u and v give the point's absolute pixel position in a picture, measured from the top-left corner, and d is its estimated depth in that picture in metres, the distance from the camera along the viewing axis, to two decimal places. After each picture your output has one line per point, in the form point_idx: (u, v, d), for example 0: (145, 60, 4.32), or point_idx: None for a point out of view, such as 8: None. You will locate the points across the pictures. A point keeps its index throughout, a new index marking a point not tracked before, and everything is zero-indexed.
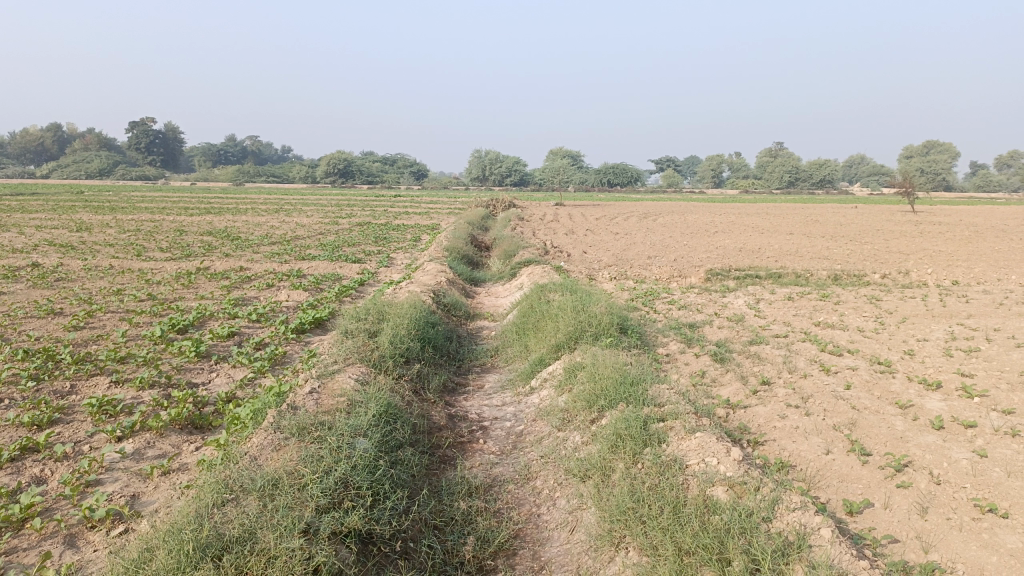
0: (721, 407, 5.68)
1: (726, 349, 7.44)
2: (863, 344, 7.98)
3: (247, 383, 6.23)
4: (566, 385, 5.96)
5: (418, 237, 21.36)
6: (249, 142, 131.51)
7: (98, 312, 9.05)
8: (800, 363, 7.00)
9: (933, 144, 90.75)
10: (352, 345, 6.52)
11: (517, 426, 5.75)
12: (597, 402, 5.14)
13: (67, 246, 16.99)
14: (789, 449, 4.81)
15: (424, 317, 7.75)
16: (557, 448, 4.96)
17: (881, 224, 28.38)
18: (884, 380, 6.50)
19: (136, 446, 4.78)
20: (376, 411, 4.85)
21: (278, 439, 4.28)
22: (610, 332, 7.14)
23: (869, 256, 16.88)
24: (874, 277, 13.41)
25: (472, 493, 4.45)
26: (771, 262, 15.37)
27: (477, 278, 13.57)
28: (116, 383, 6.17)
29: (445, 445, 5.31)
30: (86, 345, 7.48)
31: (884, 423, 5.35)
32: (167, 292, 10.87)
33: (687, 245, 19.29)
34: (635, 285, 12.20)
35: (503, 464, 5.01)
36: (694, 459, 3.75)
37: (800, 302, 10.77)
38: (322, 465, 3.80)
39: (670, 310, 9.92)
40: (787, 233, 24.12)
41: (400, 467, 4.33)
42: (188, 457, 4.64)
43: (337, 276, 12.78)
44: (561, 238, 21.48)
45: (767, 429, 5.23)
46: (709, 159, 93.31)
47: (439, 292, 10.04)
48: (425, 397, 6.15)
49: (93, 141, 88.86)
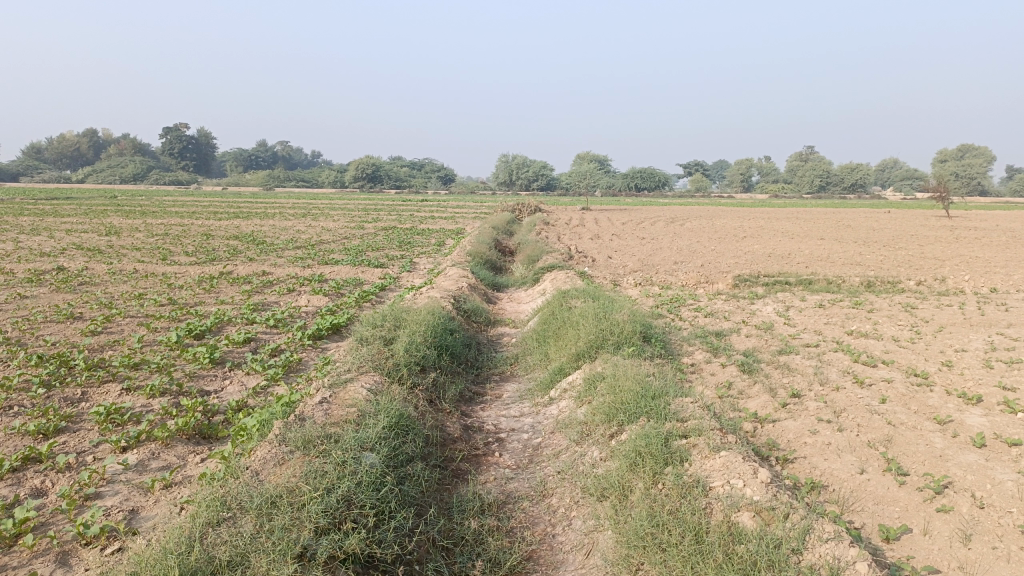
0: (749, 421, 5.42)
1: (754, 359, 7.17)
2: (898, 354, 7.67)
3: (259, 392, 6.10)
4: (585, 396, 5.74)
5: (442, 241, 21.26)
6: (280, 147, 132.96)
7: (117, 317, 9.00)
8: (832, 374, 6.71)
9: (968, 147, 89.01)
10: (367, 352, 6.35)
11: (535, 439, 5.54)
12: (617, 415, 4.91)
13: (94, 250, 17.11)
14: (821, 468, 4.56)
15: (443, 324, 7.57)
16: (574, 464, 4.74)
17: (915, 229, 27.73)
18: (921, 394, 6.19)
19: (140, 458, 4.64)
20: (386, 422, 4.67)
21: (282, 453, 4.11)
22: (633, 340, 6.90)
23: (903, 262, 16.44)
24: (909, 284, 13.00)
25: (484, 511, 4.24)
26: (802, 268, 14.99)
27: (500, 283, 13.38)
28: (127, 390, 6.06)
29: (459, 458, 5.12)
30: (101, 351, 7.41)
31: (922, 440, 5.07)
32: (188, 296, 10.83)
33: (715, 251, 18.94)
34: (660, 291, 11.94)
35: (518, 479, 4.80)
36: (718, 481, 3.51)
37: (831, 309, 10.43)
38: (325, 482, 3.62)
39: (696, 317, 9.65)
40: (818, 238, 23.61)
41: (409, 483, 4.15)
42: (193, 469, 4.50)
43: (359, 281, 12.66)
44: (587, 243, 21.23)
45: (797, 446, 4.97)
46: (738, 163, 92.37)
47: (459, 297, 9.87)
48: (440, 407, 5.97)
49: (128, 147, 90.57)
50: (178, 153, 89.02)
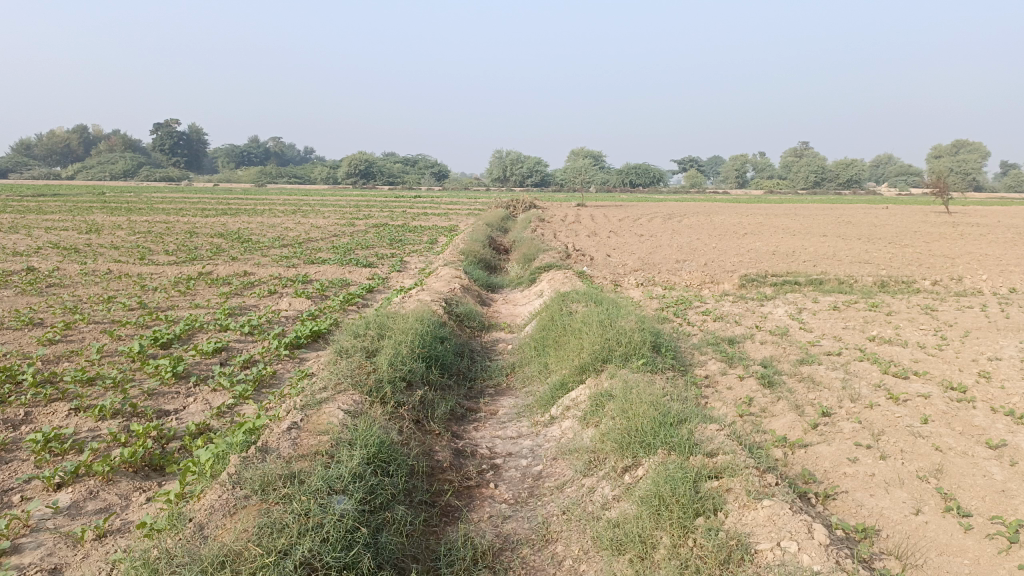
0: (777, 447, 4.79)
1: (775, 371, 6.50)
2: (929, 364, 7.02)
3: (224, 412, 5.43)
4: (591, 419, 5.09)
5: (434, 239, 20.59)
6: (273, 143, 131.95)
7: (80, 324, 8.29)
8: (863, 388, 6.06)
9: (962, 143, 88.48)
10: (345, 367, 5.66)
11: (535, 466, 4.89)
12: (632, 445, 4.24)
13: (71, 249, 16.36)
14: (869, 508, 3.94)
15: (432, 332, 6.90)
16: (581, 502, 4.08)
17: (916, 225, 27.06)
18: (965, 412, 5.55)
19: (73, 498, 3.96)
20: (363, 455, 4.00)
21: (235, 499, 3.44)
22: (642, 352, 6.22)
23: (912, 260, 15.84)
24: (924, 284, 12.36)
25: (477, 562, 3.59)
26: (810, 267, 14.33)
27: (493, 284, 12.73)
28: (76, 411, 5.38)
29: (449, 492, 4.47)
30: (56, 363, 6.72)
31: (979, 469, 4.43)
32: (160, 299, 10.12)
33: (717, 248, 18.26)
34: (664, 292, 11.29)
35: (517, 519, 4.14)
36: (766, 543, 2.88)
37: (848, 312, 9.78)
38: (282, 543, 2.98)
39: (705, 322, 8.98)
40: (820, 235, 22.86)
41: (388, 533, 3.49)
42: (134, 515, 3.83)
43: (346, 283, 11.96)
44: (584, 240, 20.58)
45: (836, 478, 4.34)
46: (734, 159, 91.79)
47: (451, 301, 9.20)
48: (428, 429, 5.33)
49: (118, 143, 89.66)
50: (170, 150, 88.00)
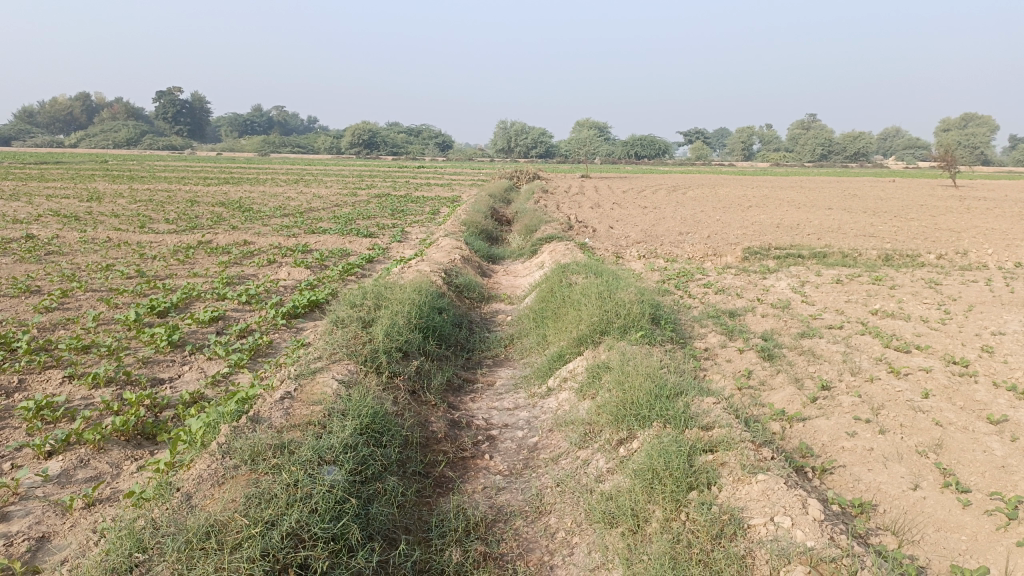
0: (775, 420, 4.74)
1: (775, 343, 6.44)
2: (932, 338, 6.95)
3: (219, 381, 5.40)
4: (588, 391, 5.04)
5: (436, 209, 20.46)
6: (276, 111, 131.21)
7: (76, 292, 8.24)
8: (864, 362, 5.99)
9: (971, 116, 87.50)
10: (341, 337, 5.61)
11: (530, 438, 4.86)
12: (628, 417, 4.19)
13: (72, 217, 16.27)
14: (867, 483, 3.90)
15: (430, 302, 6.84)
16: (575, 474, 4.04)
17: (923, 199, 26.80)
18: (967, 386, 5.49)
19: (64, 467, 3.94)
20: (356, 426, 3.96)
21: (223, 468, 3.40)
22: (641, 324, 6.16)
23: (917, 234, 15.69)
24: (929, 258, 12.24)
25: (469, 532, 3.56)
26: (814, 240, 14.20)
27: (495, 255, 12.64)
28: (70, 378, 5.35)
29: (443, 463, 4.44)
30: (51, 331, 6.69)
31: (979, 445, 4.38)
32: (159, 268, 10.07)
33: (721, 221, 18.12)
34: (666, 264, 11.20)
35: (510, 491, 4.10)
36: (759, 518, 2.84)
37: (851, 286, 9.69)
38: (269, 514, 2.95)
39: (706, 294, 8.91)
40: (825, 208, 22.66)
41: (379, 504, 3.46)
42: (124, 483, 3.80)
43: (345, 253, 11.88)
44: (587, 212, 20.42)
45: (833, 453, 4.30)
46: (740, 130, 90.96)
47: (450, 271, 9.13)
48: (424, 400, 5.29)
49: (121, 111, 89.19)
50: (173, 118, 87.50)
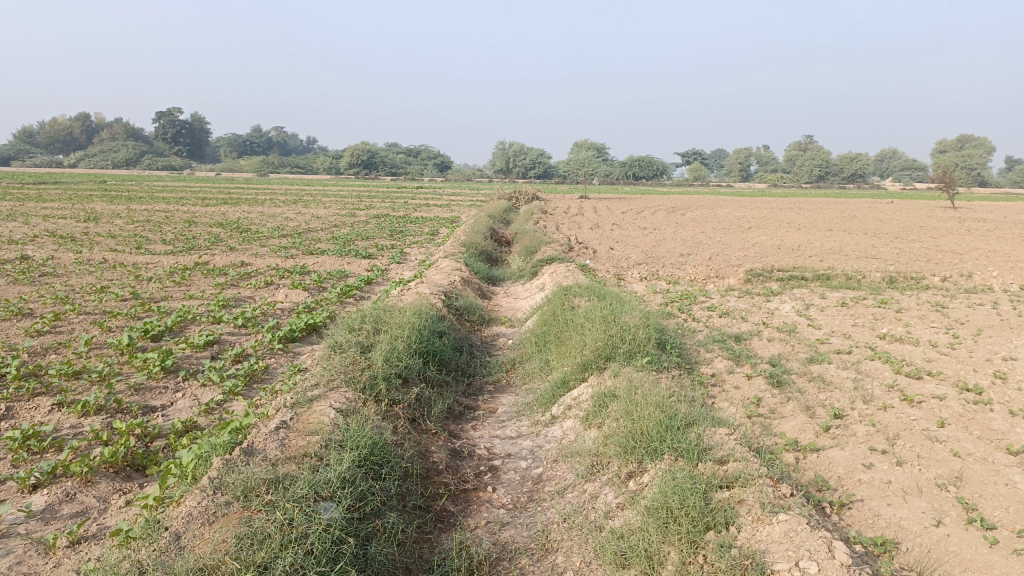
0: (788, 451, 4.57)
1: (784, 369, 6.29)
2: (943, 364, 6.80)
3: (213, 409, 5.23)
4: (594, 419, 4.88)
5: (436, 230, 20.36)
6: (276, 131, 131.66)
7: (69, 315, 8.08)
8: (875, 389, 5.84)
9: (967, 138, 87.87)
10: (338, 363, 5.45)
11: (534, 469, 4.69)
12: (637, 449, 4.03)
13: (69, 238, 16.15)
14: (887, 519, 3.74)
15: (430, 326, 6.68)
16: (583, 510, 3.88)
17: (923, 220, 26.74)
18: (982, 415, 5.33)
19: (48, 501, 3.76)
20: (354, 458, 3.80)
21: (214, 506, 3.23)
22: (647, 349, 6.01)
23: (920, 256, 15.58)
24: (933, 281, 12.12)
25: (472, 572, 3.40)
26: (816, 262, 14.08)
27: (494, 276, 12.51)
28: (58, 406, 5.18)
29: (445, 497, 4.27)
30: (42, 355, 6.52)
31: (1000, 477, 4.22)
32: (154, 290, 9.92)
33: (722, 242, 18.02)
34: (668, 286, 11.07)
35: (515, 526, 3.93)
36: (782, 562, 2.68)
37: (856, 309, 9.55)
38: (262, 558, 2.79)
39: (711, 318, 8.76)
40: (825, 229, 22.57)
41: (377, 543, 3.30)
42: (111, 519, 3.63)
43: (344, 274, 11.74)
44: (587, 233, 20.32)
45: (850, 485, 4.14)
46: (737, 152, 91.28)
47: (450, 294, 8.98)
48: (424, 429, 5.13)
49: (120, 132, 89.45)
50: (173, 138, 87.73)
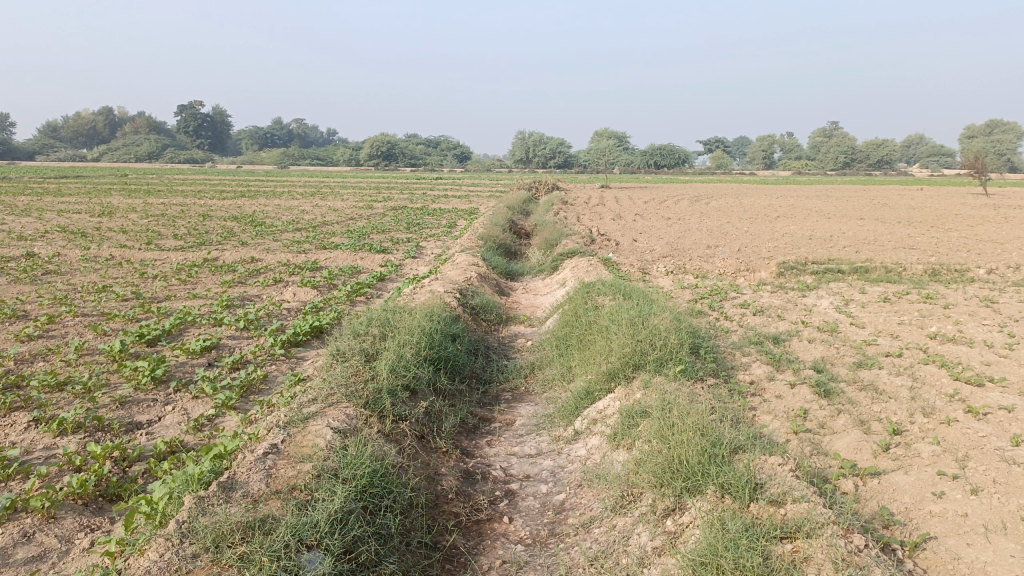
0: (846, 477, 4.02)
1: (831, 376, 5.70)
2: (1006, 367, 6.16)
3: (203, 426, 4.76)
4: (623, 439, 4.35)
5: (453, 222, 19.83)
6: (295, 124, 131.81)
7: (65, 317, 7.66)
8: (935, 400, 5.24)
9: (996, 123, 85.72)
10: (340, 374, 4.96)
11: (556, 495, 4.18)
12: (674, 482, 3.52)
13: (79, 233, 15.80)
14: (969, 564, 3.19)
15: (442, 328, 6.17)
16: (613, 551, 3.37)
17: (956, 207, 25.78)
18: None
19: (2, 543, 3.30)
20: (349, 491, 3.32)
21: (179, 559, 2.76)
22: (679, 356, 5.46)
23: (960, 246, 14.80)
24: (978, 273, 11.40)
25: None
26: (851, 253, 13.40)
27: (513, 272, 11.98)
28: (33, 423, 4.73)
29: (455, 530, 3.77)
30: (28, 363, 6.10)
31: None
32: (158, 288, 9.50)
33: (750, 233, 17.31)
34: (697, 281, 10.48)
35: (534, 568, 3.41)
36: None
37: (900, 305, 8.91)
38: None
39: (744, 316, 8.19)
40: (855, 218, 21.75)
41: None
42: (71, 567, 3.17)
43: (356, 270, 11.28)
44: (609, 224, 19.67)
45: (921, 520, 3.59)
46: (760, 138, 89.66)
47: (466, 291, 8.46)
48: (433, 447, 4.64)
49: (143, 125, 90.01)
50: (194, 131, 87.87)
